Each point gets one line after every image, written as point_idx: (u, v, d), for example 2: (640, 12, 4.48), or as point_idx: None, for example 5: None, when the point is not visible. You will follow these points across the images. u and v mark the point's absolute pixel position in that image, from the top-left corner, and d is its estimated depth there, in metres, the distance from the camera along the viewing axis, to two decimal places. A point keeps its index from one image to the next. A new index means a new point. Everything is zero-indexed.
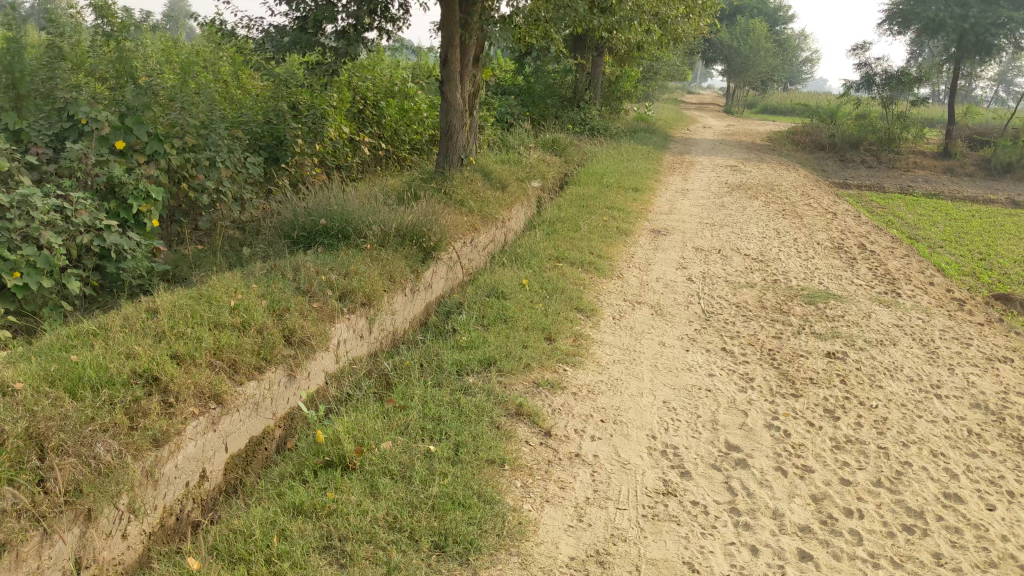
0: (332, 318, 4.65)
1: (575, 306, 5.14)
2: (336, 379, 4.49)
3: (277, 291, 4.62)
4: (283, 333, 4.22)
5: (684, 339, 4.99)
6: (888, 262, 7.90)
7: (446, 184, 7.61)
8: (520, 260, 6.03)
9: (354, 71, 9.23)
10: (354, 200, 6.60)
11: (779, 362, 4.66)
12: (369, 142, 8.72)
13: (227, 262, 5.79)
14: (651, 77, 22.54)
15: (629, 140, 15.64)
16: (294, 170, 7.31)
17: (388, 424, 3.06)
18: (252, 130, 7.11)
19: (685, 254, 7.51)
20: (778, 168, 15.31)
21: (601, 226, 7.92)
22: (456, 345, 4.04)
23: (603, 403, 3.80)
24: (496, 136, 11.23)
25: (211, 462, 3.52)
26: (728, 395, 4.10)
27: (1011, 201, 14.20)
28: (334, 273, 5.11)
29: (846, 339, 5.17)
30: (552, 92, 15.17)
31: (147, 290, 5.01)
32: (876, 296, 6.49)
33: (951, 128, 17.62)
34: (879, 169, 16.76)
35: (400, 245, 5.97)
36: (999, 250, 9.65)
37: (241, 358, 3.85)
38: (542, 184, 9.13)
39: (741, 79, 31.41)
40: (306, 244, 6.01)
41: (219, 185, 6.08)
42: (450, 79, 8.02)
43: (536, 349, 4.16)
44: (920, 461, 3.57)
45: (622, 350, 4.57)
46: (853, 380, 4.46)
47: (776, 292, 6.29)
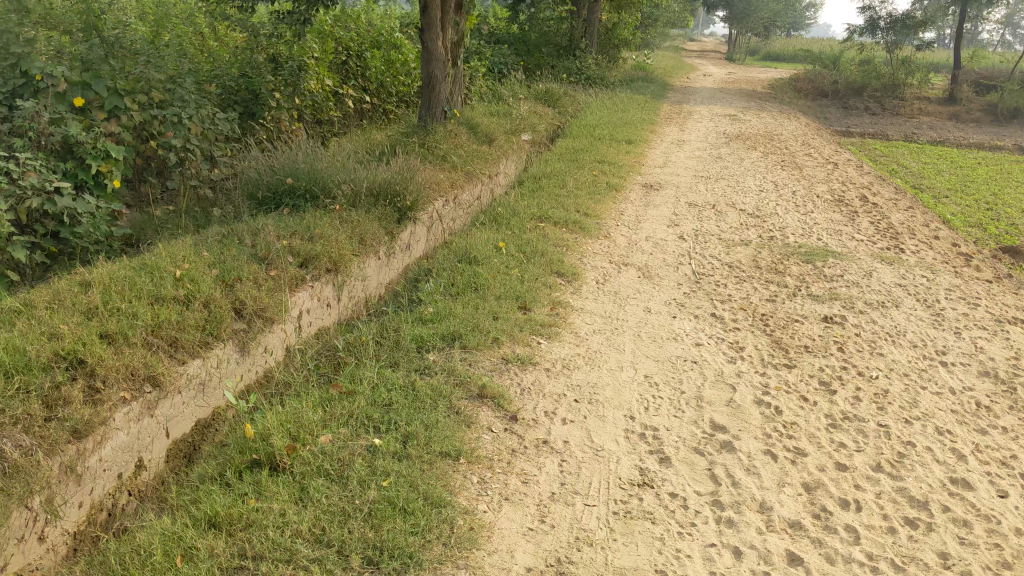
0: (292, 287, 4.33)
1: (555, 271, 4.80)
2: (298, 352, 4.17)
3: (231, 260, 4.28)
4: (233, 305, 3.89)
5: (671, 304, 4.65)
6: (891, 216, 7.54)
7: (428, 139, 7.21)
8: (499, 221, 5.67)
9: (337, 21, 8.75)
10: (327, 159, 6.23)
11: (772, 329, 4.33)
12: (352, 94, 8.31)
13: (193, 224, 5.43)
14: (650, 24, 21.95)
15: (627, 89, 15.13)
16: (271, 125, 6.91)
17: (330, 415, 2.74)
18: (224, 84, 6.70)
19: (678, 210, 7.16)
20: (778, 116, 14.83)
21: (590, 182, 7.54)
22: (419, 318, 3.71)
23: (578, 380, 3.47)
24: (487, 86, 10.79)
25: (150, 451, 3.20)
26: (715, 368, 3.77)
27: (1017, 147, 13.78)
28: (296, 239, 4.77)
29: (844, 302, 4.82)
30: (548, 40, 14.62)
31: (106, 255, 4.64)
32: (878, 252, 6.13)
33: (957, 72, 17.10)
34: (882, 116, 16.31)
35: (373, 206, 5.62)
36: (1006, 199, 9.27)
37: (184, 335, 3.51)
38: (532, 137, 8.73)
39: (742, 26, 30.69)
40: (272, 205, 5.65)
41: (189, 144, 5.61)
42: (431, 27, 7.59)
43: (507, 320, 3.83)
44: (925, 440, 3.25)
45: (603, 319, 4.23)
46: (852, 348, 4.13)
47: (772, 250, 5.94)
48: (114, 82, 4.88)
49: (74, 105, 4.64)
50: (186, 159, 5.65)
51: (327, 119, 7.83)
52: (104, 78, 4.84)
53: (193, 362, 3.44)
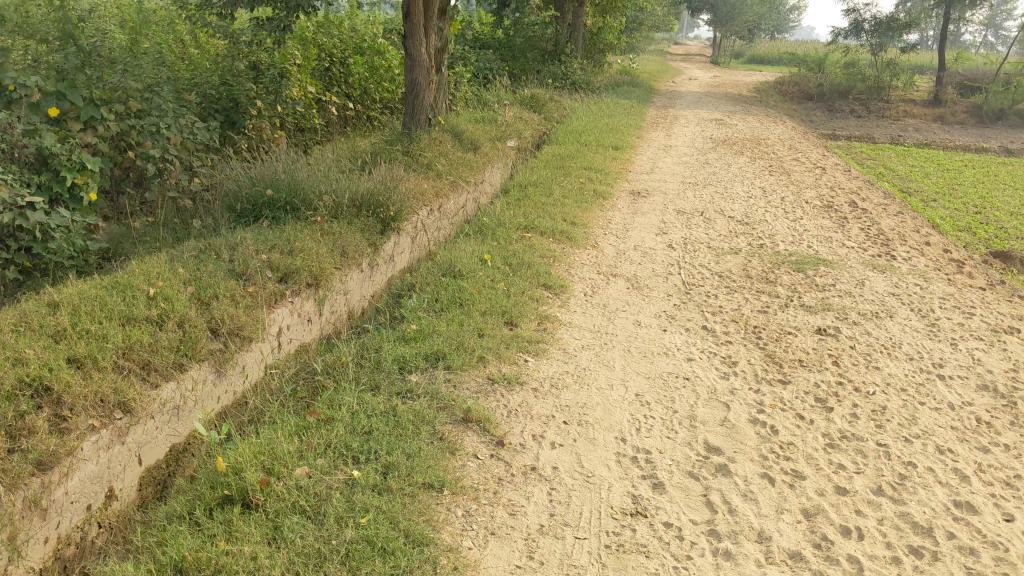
0: (271, 303, 4.19)
1: (543, 284, 4.67)
2: (278, 371, 4.04)
3: (207, 277, 4.14)
4: (210, 324, 3.74)
5: (661, 317, 4.53)
6: (881, 221, 7.45)
7: (411, 147, 7.08)
8: (485, 231, 5.55)
9: (319, 27, 8.60)
10: (308, 169, 6.10)
11: (765, 342, 4.22)
12: (336, 102, 8.17)
13: (172, 237, 5.28)
14: (634, 28, 21.88)
15: (612, 94, 15.02)
16: (252, 134, 6.77)
17: (307, 445, 2.61)
18: (205, 93, 6.56)
19: (666, 217, 7.05)
20: (765, 120, 14.76)
21: (577, 190, 7.43)
22: (402, 336, 3.58)
23: (566, 399, 3.35)
24: (472, 92, 10.66)
25: (121, 480, 3.05)
26: (708, 384, 3.65)
27: (1003, 149, 13.76)
28: (276, 253, 4.63)
29: (837, 313, 4.72)
30: (533, 45, 14.57)
31: (81, 270, 4.49)
32: (869, 260, 6.04)
33: (941, 74, 17.08)
34: (868, 119, 16.28)
35: (355, 217, 5.48)
36: (994, 202, 9.22)
37: (158, 356, 3.37)
38: (518, 144, 8.61)
39: (727, 28, 30.65)
40: (252, 217, 5.51)
41: (169, 155, 5.45)
42: (414, 34, 7.46)
43: (493, 337, 3.70)
44: (925, 460, 3.14)
45: (591, 333, 4.12)
46: (847, 362, 4.01)
47: (762, 259, 5.83)
48: (89, 92, 4.73)
49: (49, 116, 4.48)
50: (165, 170, 5.50)
51: (309, 127, 7.68)
52: (79, 87, 4.68)
53: (167, 385, 3.30)
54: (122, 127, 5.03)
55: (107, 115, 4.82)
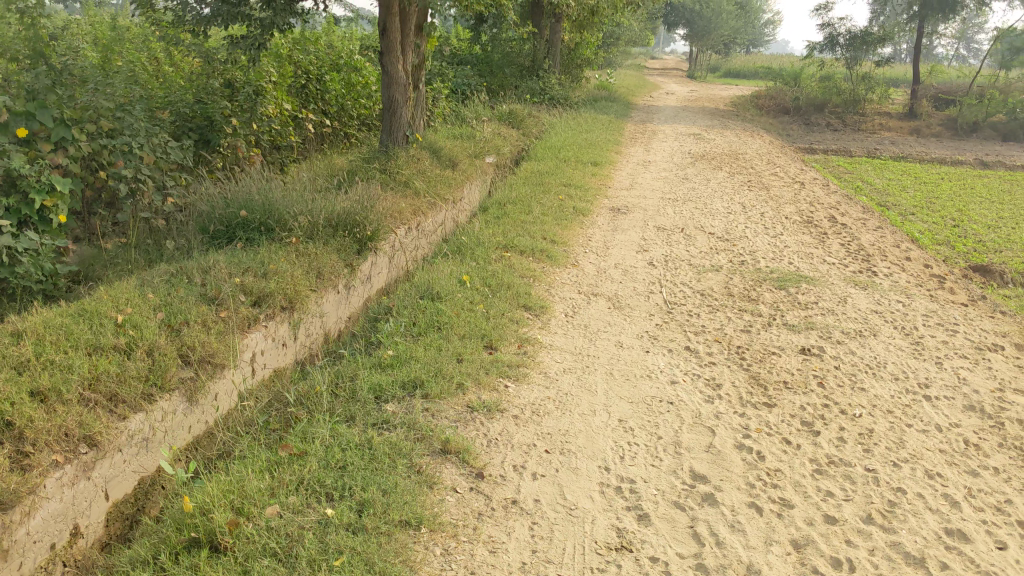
0: (244, 328, 4.08)
1: (523, 305, 4.59)
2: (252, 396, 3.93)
3: (178, 302, 4.03)
4: (180, 351, 3.63)
5: (644, 337, 4.46)
6: (861, 236, 7.43)
7: (389, 165, 6.99)
8: (463, 251, 5.46)
9: (294, 44, 8.51)
10: (284, 188, 6.00)
11: (749, 363, 4.15)
12: (312, 119, 8.06)
13: (144, 259, 5.16)
14: (611, 42, 21.92)
15: (591, 109, 15.00)
16: (227, 153, 6.66)
17: (278, 482, 2.52)
18: (178, 111, 6.44)
19: (646, 234, 6.99)
20: (742, 134, 14.78)
21: (556, 207, 7.36)
22: (378, 363, 3.49)
23: (548, 427, 3.26)
24: (450, 108, 10.59)
25: (88, 516, 2.93)
26: (692, 409, 3.57)
27: (978, 161, 13.84)
28: (250, 276, 4.52)
29: (821, 331, 4.66)
30: (511, 60, 14.48)
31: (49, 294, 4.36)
32: (850, 276, 6.00)
33: (916, 87, 17.19)
34: (844, 132, 16.35)
35: (331, 237, 5.39)
36: (972, 215, 9.24)
37: (125, 387, 3.25)
38: (497, 160, 8.54)
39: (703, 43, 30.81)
40: (226, 238, 5.40)
41: (141, 175, 5.34)
42: (391, 51, 7.37)
43: (472, 362, 3.61)
44: (915, 486, 3.08)
45: (573, 356, 4.03)
46: (832, 383, 3.95)
47: (744, 276, 5.78)
48: (59, 112, 4.61)
49: (18, 137, 4.36)
50: (138, 191, 5.38)
51: (285, 145, 7.58)
52: (49, 107, 4.56)
53: (135, 417, 3.18)
54: (93, 147, 4.92)
55: (78, 136, 4.70)
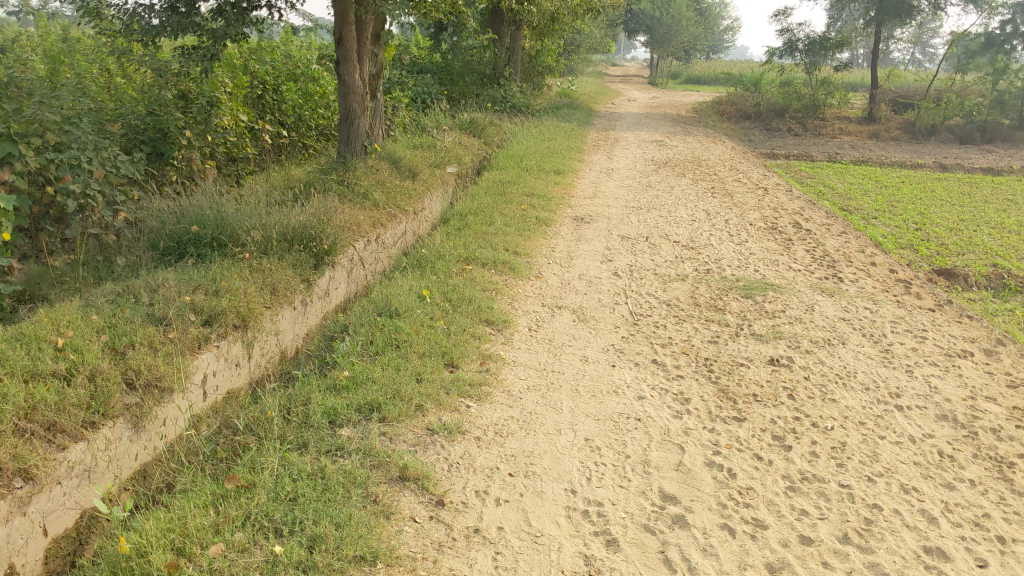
0: (194, 349, 3.90)
1: (485, 319, 4.45)
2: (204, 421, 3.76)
3: (124, 324, 3.85)
4: (124, 376, 3.45)
5: (609, 351, 4.34)
6: (826, 242, 7.38)
7: (347, 176, 6.83)
8: (423, 264, 5.32)
9: (249, 54, 8.31)
10: (238, 202, 5.82)
11: (717, 376, 4.04)
12: (270, 130, 7.88)
13: (92, 277, 4.96)
14: (572, 49, 21.92)
15: (552, 117, 14.92)
16: (182, 166, 6.47)
17: (223, 518, 2.36)
18: (129, 123, 6.23)
19: (610, 243, 6.89)
20: (704, 140, 14.78)
21: (518, 217, 7.24)
22: (333, 385, 3.34)
23: (511, 448, 3.13)
24: (409, 117, 10.44)
25: (25, 555, 2.73)
26: (661, 425, 3.45)
27: (938, 164, 13.92)
28: (200, 294, 4.35)
29: (789, 341, 4.56)
30: (471, 69, 14.34)
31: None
32: (816, 283, 5.94)
33: (874, 92, 17.31)
34: (805, 137, 16.42)
35: (287, 251, 5.22)
36: (934, 218, 9.25)
37: (65, 416, 3.07)
38: (458, 170, 8.40)
39: (663, 49, 30.96)
40: (177, 255, 5.23)
41: (90, 190, 5.14)
42: (348, 60, 7.21)
43: (432, 382, 3.47)
44: (891, 502, 2.98)
45: (537, 372, 3.90)
46: (803, 395, 3.85)
47: (709, 285, 5.69)
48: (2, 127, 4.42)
49: None
50: (86, 206, 5.18)
51: (242, 157, 7.40)
52: None
53: (75, 447, 3.00)
54: (38, 162, 4.72)
55: (23, 150, 4.51)
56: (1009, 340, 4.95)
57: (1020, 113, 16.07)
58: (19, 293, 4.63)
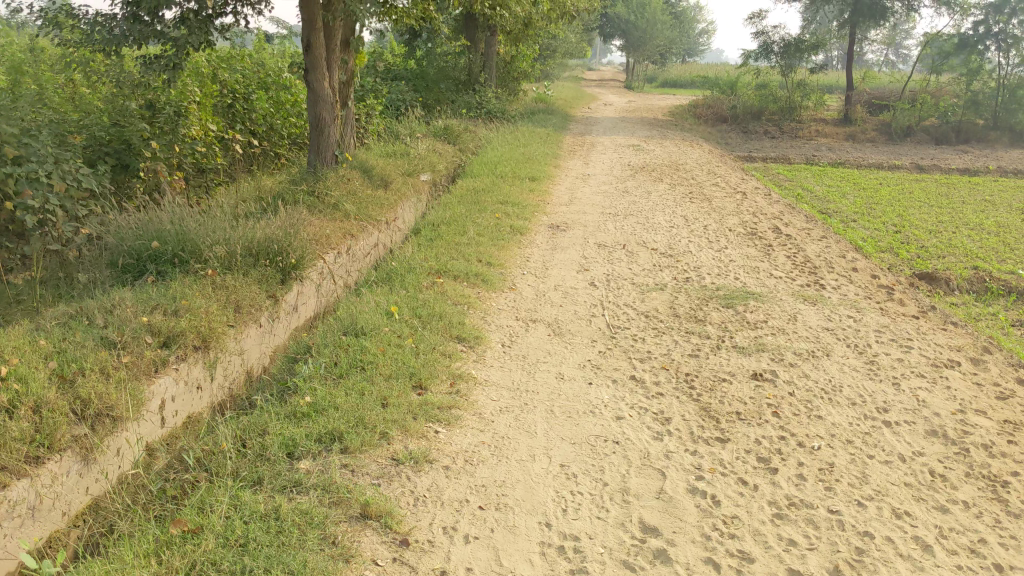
0: (150, 373, 3.70)
1: (456, 336, 4.28)
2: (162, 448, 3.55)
3: (74, 349, 3.65)
4: (72, 406, 3.25)
5: (586, 367, 4.17)
6: (806, 247, 7.25)
7: (317, 186, 6.64)
8: (392, 278, 5.13)
9: (218, 62, 8.01)
10: (203, 215, 5.62)
11: (699, 393, 3.87)
12: (241, 140, 7.67)
13: (51, 295, 4.74)
14: (548, 54, 21.83)
15: (528, 122, 14.78)
16: (149, 178, 6.19)
17: (166, 569, 2.17)
18: (92, 134, 6.00)
19: (586, 252, 6.73)
20: (681, 144, 14.68)
21: (492, 226, 7.07)
22: (293, 412, 3.15)
23: (481, 478, 2.95)
24: (382, 125, 10.26)
25: None
26: (640, 449, 3.28)
27: (915, 165, 13.85)
28: (159, 314, 4.14)
29: (773, 353, 4.41)
30: (445, 75, 14.16)
31: None
32: (798, 290, 5.79)
33: (850, 94, 17.27)
34: (782, 139, 16.35)
35: (252, 266, 5.00)
36: (913, 220, 9.14)
37: (6, 452, 2.87)
38: (432, 178, 8.22)
39: (639, 54, 30.92)
40: (136, 271, 4.93)
41: (50, 204, 4.92)
42: (316, 67, 7.01)
43: (398, 407, 3.29)
44: (883, 529, 2.83)
45: (510, 393, 3.73)
46: (788, 412, 3.69)
47: (689, 294, 5.54)
48: None
49: None
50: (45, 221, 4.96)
51: (211, 167, 7.15)
52: None
53: (17, 484, 2.80)
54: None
55: None
56: (995, 348, 4.82)
57: (994, 113, 16.05)
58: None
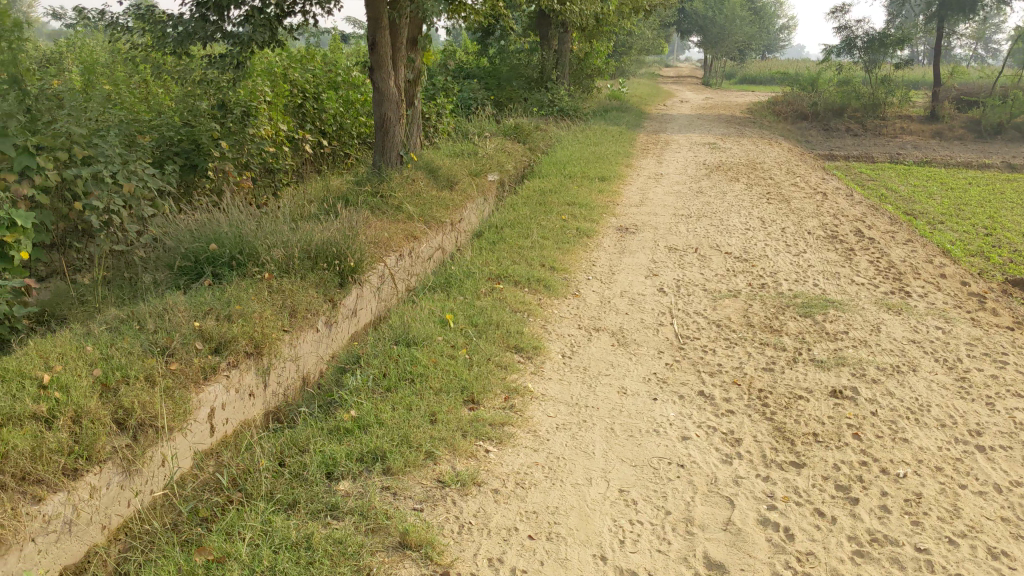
0: (199, 381, 3.49)
1: (513, 346, 4.08)
2: (212, 457, 3.40)
3: (121, 356, 3.49)
4: (114, 415, 3.06)
5: (651, 381, 3.93)
6: (891, 251, 6.86)
7: (381, 187, 6.50)
8: (450, 285, 4.96)
9: (290, 62, 8.02)
10: (265, 217, 5.50)
11: (773, 412, 3.60)
12: (311, 140, 7.56)
13: (112, 295, 4.63)
14: (622, 51, 21.52)
15: (601, 120, 14.49)
16: (217, 178, 5.98)
17: None
18: (161, 135, 5.79)
19: (656, 256, 6.48)
20: (760, 142, 14.24)
21: (558, 229, 6.86)
22: (337, 429, 3.00)
23: (533, 503, 2.74)
24: (452, 123, 10.12)
25: None
26: (707, 474, 3.04)
27: (1006, 164, 13.20)
28: (213, 319, 3.91)
29: (853, 368, 4.11)
30: (518, 73, 13.94)
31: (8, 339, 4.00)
32: (881, 299, 5.45)
33: (937, 90, 16.62)
34: (864, 137, 15.79)
35: (310, 270, 4.77)
36: (1005, 223, 8.64)
37: (40, 465, 2.71)
38: (500, 177, 8.03)
39: (717, 50, 30.30)
40: (194, 276, 4.74)
41: (115, 204, 4.78)
42: (382, 65, 6.86)
43: (448, 424, 3.11)
44: (977, 572, 2.54)
45: (568, 409, 3.51)
46: (869, 434, 3.40)
47: (764, 302, 5.25)
48: (24, 140, 4.22)
49: None
50: (110, 221, 4.82)
51: (280, 167, 6.92)
52: (12, 134, 4.15)
53: (52, 498, 2.63)
54: (58, 176, 4.38)
55: (45, 163, 4.27)
56: None
57: None
58: (34, 314, 4.33)
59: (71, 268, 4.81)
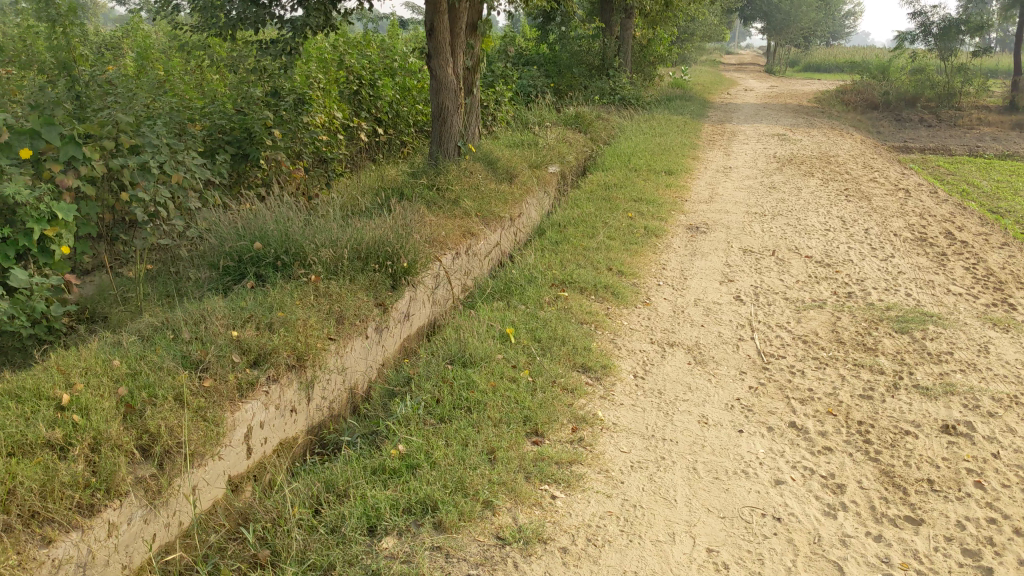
0: (235, 399, 3.04)
1: (580, 365, 3.68)
2: (250, 482, 3.02)
3: (150, 371, 3.04)
4: (138, 441, 2.65)
5: (735, 409, 3.49)
6: (986, 256, 6.31)
7: (438, 179, 6.11)
8: (511, 292, 4.58)
9: (347, 48, 7.66)
10: (314, 212, 5.14)
11: (878, 451, 3.15)
12: (366, 127, 7.18)
13: (156, 292, 4.28)
14: (685, 38, 20.92)
15: (664, 109, 13.98)
16: (269, 168, 5.63)
17: None
18: (212, 123, 5.45)
19: (730, 259, 6.03)
20: (831, 133, 13.60)
21: (624, 228, 6.43)
22: (382, 470, 2.64)
23: (607, 567, 2.35)
24: (511, 112, 9.70)
25: None
26: (808, 530, 2.61)
27: None
28: (252, 327, 3.49)
29: (966, 398, 3.63)
30: (579, 59, 13.24)
31: (46, 339, 3.68)
32: (984, 312, 4.93)
33: (1018, 78, 15.82)
34: (940, 128, 15.05)
35: (361, 271, 4.34)
36: None
37: (52, 502, 2.31)
38: (561, 170, 7.61)
39: (781, 36, 29.49)
40: (237, 275, 4.35)
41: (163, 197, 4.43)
42: (440, 51, 6.46)
43: (508, 464, 2.73)
44: None
45: (644, 444, 3.10)
46: (995, 483, 2.94)
47: (854, 314, 4.77)
48: (70, 129, 3.86)
49: (21, 158, 3.62)
50: (157, 214, 4.46)
51: (334, 157, 6.57)
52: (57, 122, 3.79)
53: (63, 541, 2.25)
54: (105, 168, 4.00)
55: (92, 153, 3.90)
56: None
57: None
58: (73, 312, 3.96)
59: (115, 261, 4.45)
